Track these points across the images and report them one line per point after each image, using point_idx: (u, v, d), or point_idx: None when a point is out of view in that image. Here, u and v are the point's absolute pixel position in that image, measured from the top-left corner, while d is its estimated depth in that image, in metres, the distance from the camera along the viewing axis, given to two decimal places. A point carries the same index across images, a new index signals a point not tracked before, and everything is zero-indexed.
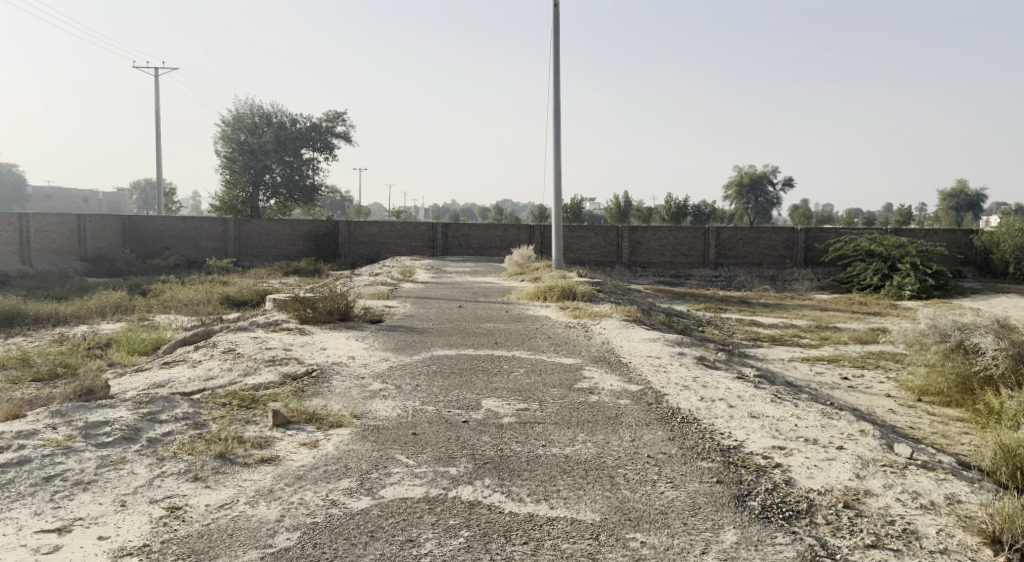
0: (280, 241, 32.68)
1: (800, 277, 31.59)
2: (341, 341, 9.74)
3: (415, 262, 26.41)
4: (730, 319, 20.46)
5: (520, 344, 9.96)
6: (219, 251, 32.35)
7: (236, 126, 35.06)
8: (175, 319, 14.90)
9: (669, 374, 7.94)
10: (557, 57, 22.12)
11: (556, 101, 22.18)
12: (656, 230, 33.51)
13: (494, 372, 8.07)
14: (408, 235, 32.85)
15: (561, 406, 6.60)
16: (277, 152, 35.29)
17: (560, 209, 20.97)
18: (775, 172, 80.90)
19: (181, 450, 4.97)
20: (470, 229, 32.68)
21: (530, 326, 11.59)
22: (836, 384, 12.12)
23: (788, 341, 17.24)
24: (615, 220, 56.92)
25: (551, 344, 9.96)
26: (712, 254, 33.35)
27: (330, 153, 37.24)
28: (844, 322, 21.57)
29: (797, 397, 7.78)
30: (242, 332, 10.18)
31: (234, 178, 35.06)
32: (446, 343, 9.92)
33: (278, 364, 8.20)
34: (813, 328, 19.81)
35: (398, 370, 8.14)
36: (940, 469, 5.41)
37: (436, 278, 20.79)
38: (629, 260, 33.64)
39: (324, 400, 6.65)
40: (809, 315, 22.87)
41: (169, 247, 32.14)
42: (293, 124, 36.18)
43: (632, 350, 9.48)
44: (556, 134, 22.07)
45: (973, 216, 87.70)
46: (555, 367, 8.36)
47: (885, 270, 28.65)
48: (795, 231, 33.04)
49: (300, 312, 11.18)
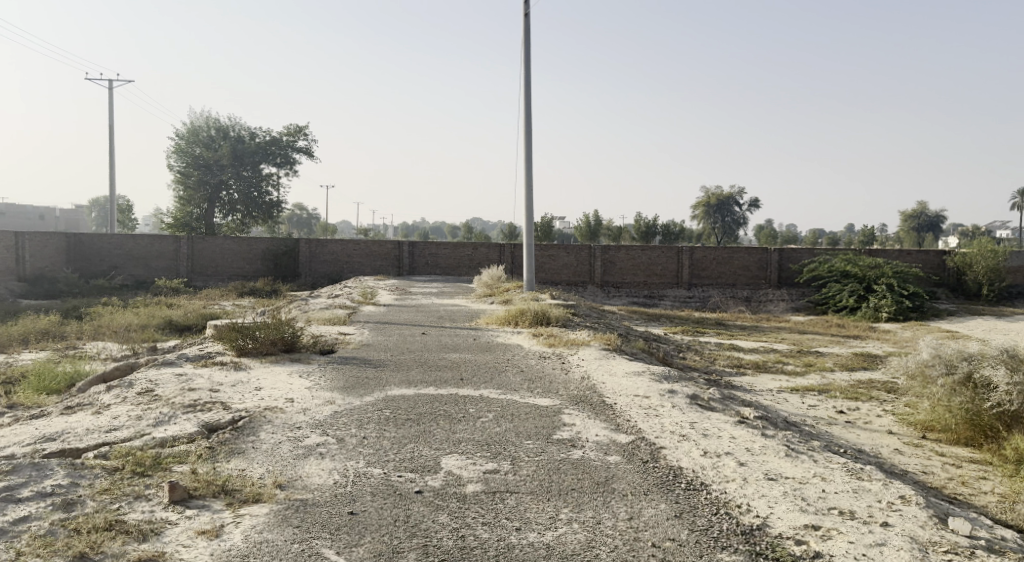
0: (236, 260, 31.15)
1: (774, 299, 30.85)
2: (280, 379, 8.45)
3: (378, 282, 25.14)
4: (709, 343, 19.46)
5: (488, 380, 8.72)
6: (171, 271, 30.66)
7: (191, 140, 33.56)
8: (104, 348, 13.42)
9: (661, 421, 6.78)
10: (528, 69, 21.16)
11: (528, 115, 21.18)
12: (629, 249, 32.61)
13: (457, 418, 6.80)
14: (371, 254, 31.53)
15: (538, 465, 5.39)
16: (235, 167, 33.85)
17: (531, 228, 19.85)
18: (741, 192, 81.13)
19: (29, 549, 3.89)
20: (437, 247, 31.43)
21: (499, 358, 10.37)
22: (833, 419, 11.07)
23: (772, 368, 16.25)
24: (585, 239, 56.15)
25: (523, 380, 8.74)
26: (685, 274, 32.50)
27: (290, 168, 35.86)
28: (826, 346, 20.72)
29: (811, 446, 6.64)
30: (166, 369, 8.85)
31: (188, 193, 33.46)
32: (403, 379, 8.64)
33: (199, 412, 6.92)
34: (795, 353, 18.89)
35: (343, 416, 6.85)
36: (1011, 552, 4.33)
37: (400, 300, 19.51)
38: (601, 280, 32.65)
39: (245, 464, 5.40)
40: (789, 338, 21.99)
41: (116, 267, 30.38)
42: (251, 137, 34.81)
43: (615, 387, 8.32)
44: (527, 149, 21.05)
45: (934, 238, 88.94)
46: (530, 411, 7.14)
47: (861, 291, 27.99)
48: (769, 251, 32.35)
49: (237, 344, 9.87)
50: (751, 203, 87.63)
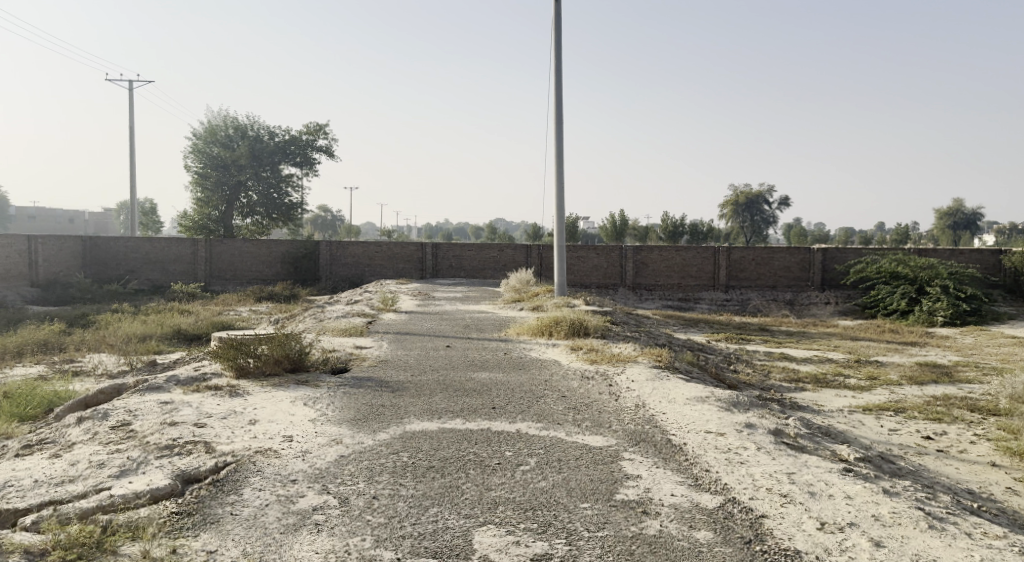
0: (255, 264, 30.12)
1: (818, 302, 29.16)
2: (280, 408, 7.14)
3: (400, 287, 23.92)
4: (758, 353, 17.91)
5: (526, 408, 7.33)
6: (188, 275, 29.72)
7: (209, 139, 32.65)
8: (101, 362, 12.27)
9: (749, 471, 5.38)
10: (559, 59, 19.83)
11: (559, 108, 19.85)
12: (662, 250, 31.08)
13: (492, 466, 5.42)
14: (393, 256, 30.36)
15: (605, 546, 4.08)
16: (253, 167, 32.87)
17: (563, 229, 18.47)
18: (771, 191, 79.01)
19: None
20: (462, 249, 30.17)
21: (534, 378, 9.01)
22: (923, 448, 9.54)
23: (832, 381, 14.72)
24: (611, 239, 54.60)
25: (566, 408, 7.35)
26: (722, 275, 30.89)
27: (310, 168, 34.81)
28: (883, 355, 19.08)
29: (945, 506, 5.20)
30: (151, 396, 7.60)
31: (205, 195, 32.48)
32: (425, 407, 7.28)
33: (174, 456, 5.65)
34: (853, 363, 17.31)
35: (350, 463, 5.49)
36: None
37: (423, 306, 18.22)
38: (633, 282, 31.15)
39: (216, 544, 4.14)
40: (842, 346, 20.35)
41: (133, 271, 29.50)
42: (270, 137, 33.83)
43: (680, 418, 6.90)
44: (558, 146, 19.72)
45: (973, 236, 86.06)
46: (580, 454, 5.73)
47: (913, 294, 26.25)
48: (812, 251, 30.63)
49: (235, 363, 8.59)
50: (780, 202, 85.53)
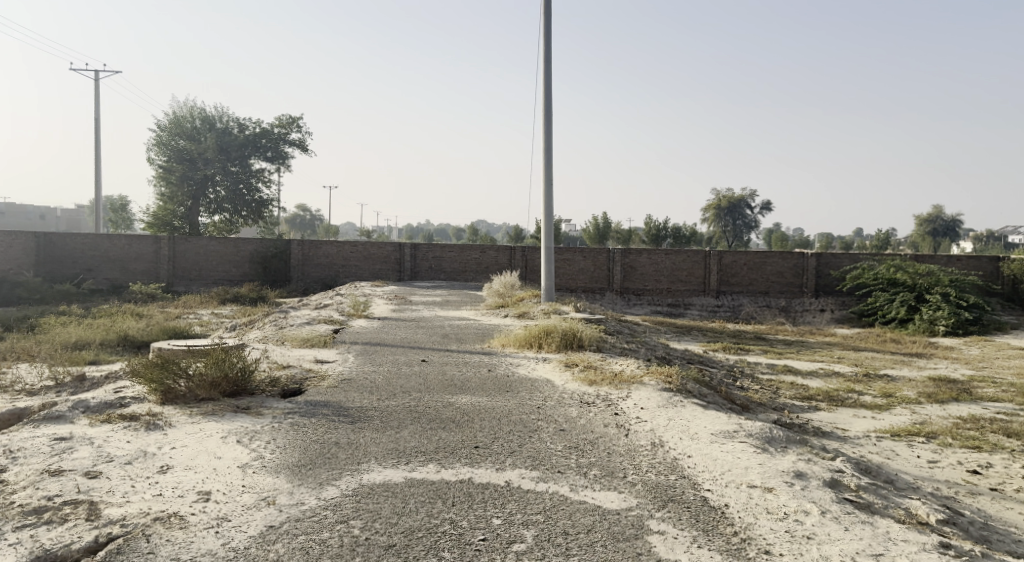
0: (221, 263, 28.42)
1: (813, 309, 27.99)
2: (206, 450, 5.63)
3: (375, 290, 22.43)
4: (760, 366, 16.63)
5: (515, 448, 5.87)
6: (149, 274, 27.96)
7: (174, 131, 30.92)
8: (22, 375, 10.65)
9: (821, 553, 4.00)
10: (548, 46, 18.44)
11: (547, 100, 18.47)
12: (651, 253, 29.80)
13: (476, 546, 3.96)
14: (369, 257, 28.80)
15: None
16: (221, 161, 31.17)
17: (550, 230, 17.05)
18: (753, 195, 78.35)
19: None
20: (442, 250, 28.70)
21: (523, 404, 7.54)
22: (973, 485, 8.18)
23: (844, 398, 13.43)
24: (594, 242, 53.40)
25: (566, 447, 5.89)
26: (713, 281, 29.66)
27: (282, 163, 33.18)
28: (891, 368, 17.82)
29: None
30: (46, 430, 6.06)
31: (170, 190, 30.75)
32: (388, 448, 5.78)
33: (42, 527, 4.16)
34: (861, 378, 16.06)
35: (279, 541, 4.03)
36: None
37: (398, 311, 16.74)
38: (621, 286, 29.83)
39: None
40: (845, 357, 19.12)
41: (90, 270, 27.69)
42: (240, 129, 32.15)
43: (711, 463, 5.48)
44: (546, 140, 18.35)
45: (953, 242, 86.01)
46: (592, 523, 4.29)
47: (912, 302, 25.14)
48: (805, 256, 29.50)
49: (161, 386, 7.07)
50: (762, 207, 84.99)
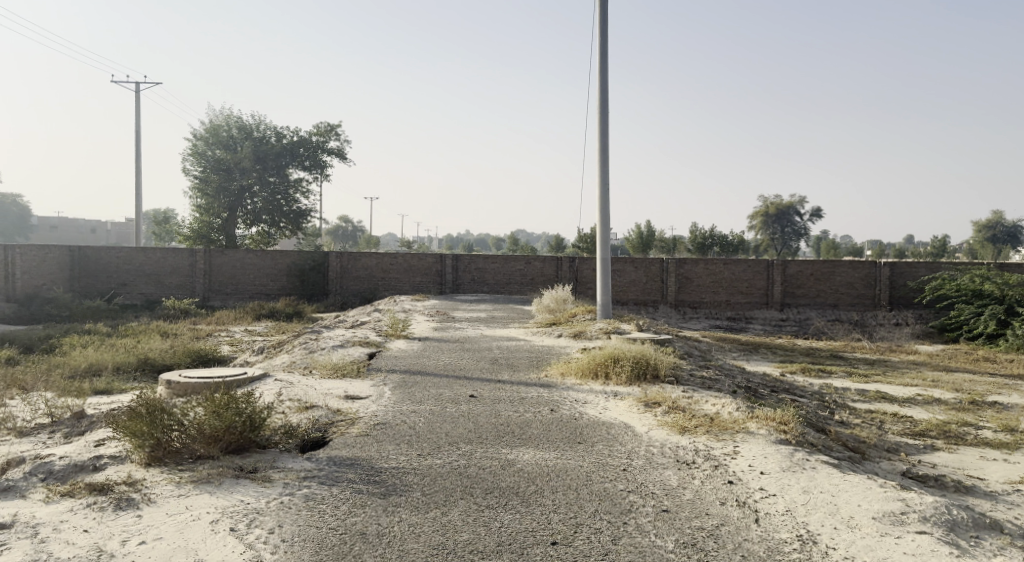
0: (257, 276, 27.31)
1: (888, 324, 25.79)
2: (185, 549, 4.11)
3: (417, 304, 21.05)
4: (848, 392, 14.72)
5: (609, 545, 4.24)
6: (185, 288, 27.00)
7: (210, 141, 30.07)
8: (19, 410, 9.36)
9: None
10: (602, 41, 16.85)
11: (602, 99, 16.87)
12: (709, 263, 27.88)
13: None
14: (410, 269, 27.44)
15: None
16: (257, 171, 30.22)
17: (608, 241, 15.35)
18: (803, 202, 75.45)
19: None
20: (485, 261, 27.23)
21: (604, 463, 5.87)
22: None
23: (959, 433, 11.53)
24: (638, 251, 51.39)
25: (680, 545, 4.23)
26: (777, 293, 27.60)
27: (320, 171, 32.09)
28: (999, 393, 15.65)
29: None
30: None
31: (206, 201, 29.85)
32: (432, 545, 4.20)
33: None
34: (968, 407, 14.05)
35: None
36: None
37: (441, 330, 15.23)
38: (676, 299, 27.95)
39: None
40: (940, 380, 17.03)
41: (125, 284, 26.84)
42: (277, 138, 31.17)
43: None
44: (601, 143, 16.74)
45: (1015, 249, 81.64)
46: None
47: (1003, 315, 22.68)
48: (877, 266, 27.31)
49: (148, 441, 5.56)
50: (812, 214, 81.85)
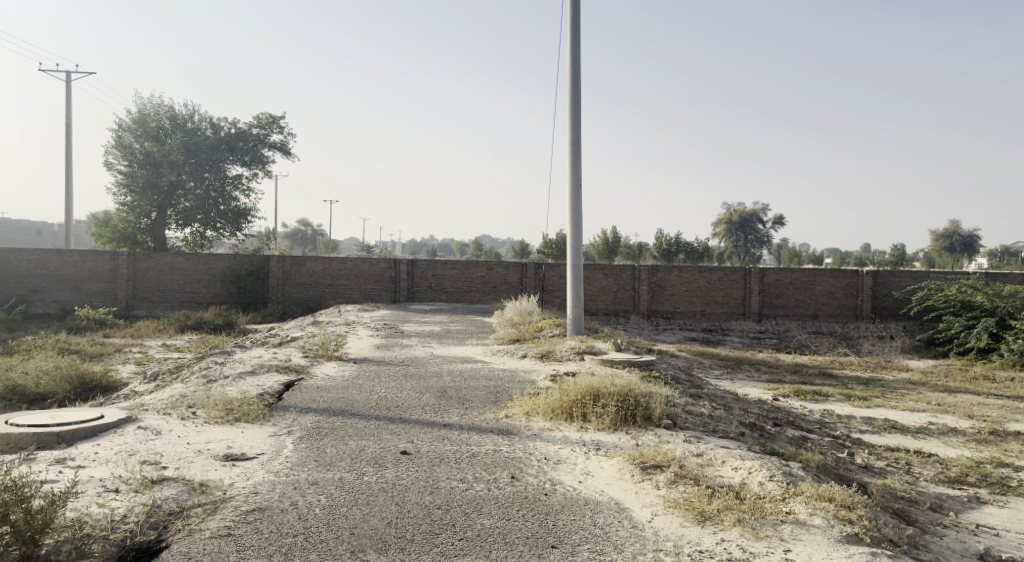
0: (188, 282, 24.65)
1: (872, 338, 24.14)
2: None
3: (365, 315, 18.74)
4: (855, 420, 12.81)
5: None
6: (105, 295, 24.23)
7: (138, 131, 27.34)
8: None
9: None
10: (574, 19, 14.78)
11: (574, 83, 14.76)
12: (684, 271, 26.01)
13: None
14: (359, 275, 25.04)
15: None
16: (191, 165, 27.57)
17: (580, 247, 13.23)
18: (767, 208, 74.69)
19: None
20: (442, 267, 24.96)
21: None
22: None
23: (1000, 476, 9.64)
24: (603, 258, 49.48)
25: None
26: (754, 303, 25.83)
27: (262, 168, 29.56)
28: (1016, 421, 13.82)
29: None
30: None
31: (133, 199, 27.10)
32: None
33: None
34: (991, 438, 12.23)
35: None
36: None
37: (386, 349, 12.94)
38: (648, 309, 26.00)
39: None
40: (946, 403, 15.25)
41: (37, 291, 23.94)
42: (212, 130, 28.58)
43: None
44: (571, 136, 14.66)
45: (972, 256, 82.03)
46: None
47: (995, 328, 21.03)
48: (859, 274, 25.72)
49: None
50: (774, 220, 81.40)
